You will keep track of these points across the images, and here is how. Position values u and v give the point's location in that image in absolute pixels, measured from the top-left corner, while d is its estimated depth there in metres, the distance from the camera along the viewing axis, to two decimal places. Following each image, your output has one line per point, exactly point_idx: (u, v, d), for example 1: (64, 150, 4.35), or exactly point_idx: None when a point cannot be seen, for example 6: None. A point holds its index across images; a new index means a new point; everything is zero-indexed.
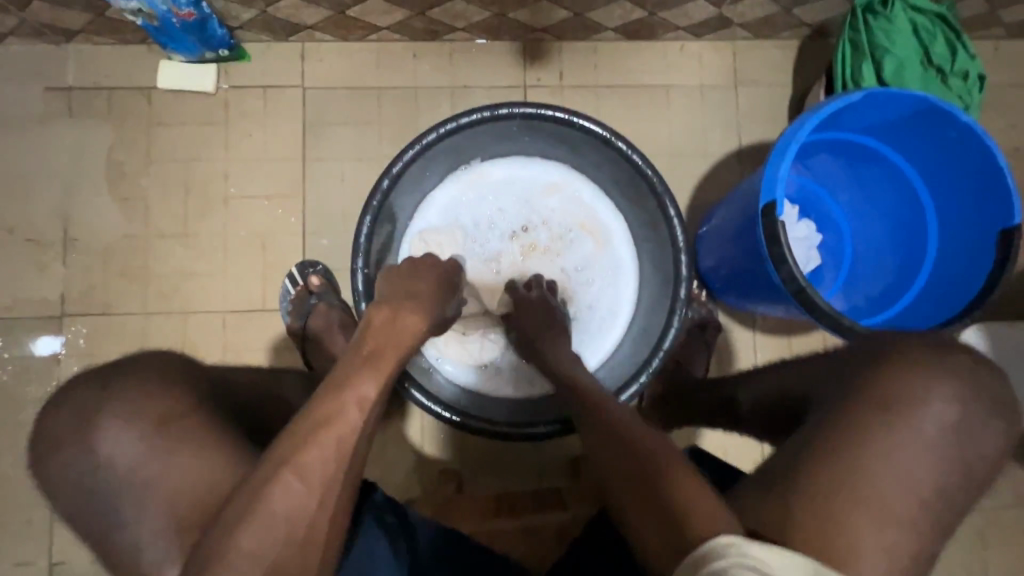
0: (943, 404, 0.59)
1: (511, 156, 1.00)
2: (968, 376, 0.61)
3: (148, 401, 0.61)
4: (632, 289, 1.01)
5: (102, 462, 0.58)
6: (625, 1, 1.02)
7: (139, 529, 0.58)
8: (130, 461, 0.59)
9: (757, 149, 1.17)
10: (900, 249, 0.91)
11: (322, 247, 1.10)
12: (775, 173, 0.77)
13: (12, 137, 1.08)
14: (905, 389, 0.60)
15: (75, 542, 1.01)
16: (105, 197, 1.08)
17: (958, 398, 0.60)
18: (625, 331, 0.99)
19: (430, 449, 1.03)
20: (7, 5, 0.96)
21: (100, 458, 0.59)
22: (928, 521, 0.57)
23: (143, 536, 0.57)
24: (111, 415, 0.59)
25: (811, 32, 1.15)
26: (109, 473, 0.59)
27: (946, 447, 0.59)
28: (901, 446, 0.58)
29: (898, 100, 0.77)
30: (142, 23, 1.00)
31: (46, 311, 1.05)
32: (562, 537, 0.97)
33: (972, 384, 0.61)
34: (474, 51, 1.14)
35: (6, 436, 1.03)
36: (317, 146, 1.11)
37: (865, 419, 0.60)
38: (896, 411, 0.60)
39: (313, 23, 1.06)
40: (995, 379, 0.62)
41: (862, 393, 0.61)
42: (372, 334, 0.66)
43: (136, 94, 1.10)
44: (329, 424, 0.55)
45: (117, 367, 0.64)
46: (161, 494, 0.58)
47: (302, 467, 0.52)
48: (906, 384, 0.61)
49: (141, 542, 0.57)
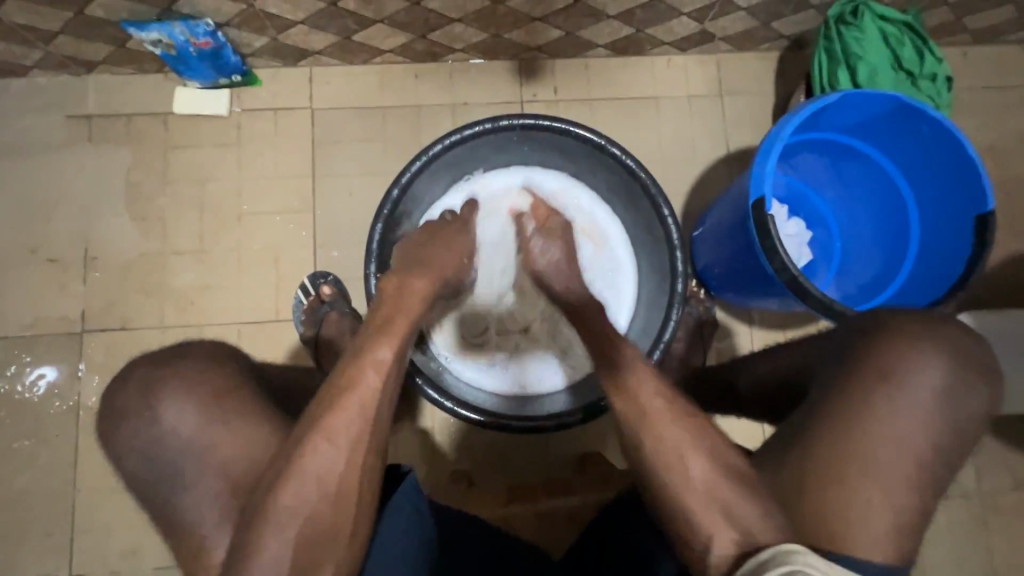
0: (935, 375, 0.63)
1: (512, 167, 1.04)
2: (956, 349, 0.65)
3: (179, 396, 0.64)
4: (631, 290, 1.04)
5: (137, 454, 0.62)
6: (613, 19, 1.10)
7: (173, 517, 0.61)
8: (164, 452, 0.62)
9: (744, 153, 1.23)
10: (887, 240, 0.95)
11: (332, 258, 1.14)
12: (762, 170, 0.82)
13: (34, 163, 1.14)
14: (899, 361, 0.64)
15: (94, 554, 1.03)
16: (123, 217, 1.13)
17: (947, 369, 0.64)
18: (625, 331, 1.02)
19: (442, 450, 1.06)
20: (34, 40, 1.03)
21: (136, 451, 0.62)
22: (920, 485, 0.61)
23: (177, 523, 0.60)
24: (147, 409, 0.63)
25: (790, 43, 1.23)
26: (144, 465, 0.62)
27: (934, 415, 0.62)
28: (896, 412, 0.62)
29: (871, 100, 0.83)
30: (160, 53, 1.07)
31: (66, 328, 1.09)
32: (573, 520, 1.00)
33: (960, 355, 0.65)
34: (472, 70, 1.20)
35: (26, 451, 1.06)
36: (326, 163, 1.17)
37: (865, 391, 0.63)
38: (891, 382, 0.63)
39: (321, 49, 1.13)
40: (977, 346, 0.66)
41: (861, 366, 0.65)
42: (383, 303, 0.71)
43: (153, 119, 1.15)
44: (358, 398, 0.59)
45: (149, 366, 0.68)
46: (195, 482, 0.61)
47: (330, 449, 0.56)
48: (900, 357, 0.64)
49: (175, 529, 0.60)
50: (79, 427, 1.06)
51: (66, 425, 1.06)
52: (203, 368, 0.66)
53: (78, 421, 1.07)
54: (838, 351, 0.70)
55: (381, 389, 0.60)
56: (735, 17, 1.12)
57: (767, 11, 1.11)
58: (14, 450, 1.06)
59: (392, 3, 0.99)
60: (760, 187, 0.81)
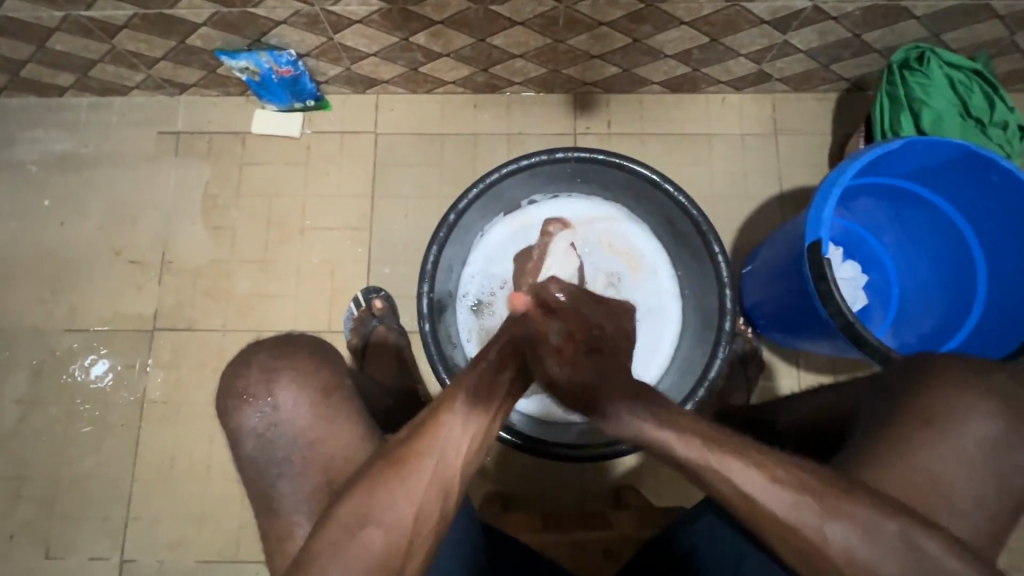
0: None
1: (560, 201, 1.06)
2: None
3: (320, 368, 0.69)
4: (674, 328, 1.04)
5: (279, 409, 0.67)
6: (670, 58, 1.12)
7: (291, 476, 0.64)
8: (270, 429, 0.66)
9: (799, 193, 1.22)
10: (947, 286, 0.98)
11: (384, 275, 1.20)
12: (820, 213, 0.84)
13: (126, 172, 1.25)
14: (1000, 473, 0.60)
15: (147, 539, 1.12)
16: (199, 224, 1.22)
17: None
18: (670, 361, 1.03)
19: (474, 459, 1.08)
20: (138, 64, 1.14)
21: (274, 413, 0.66)
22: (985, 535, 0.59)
23: (299, 482, 0.64)
24: (268, 390, 0.67)
25: (851, 85, 1.21)
26: (279, 420, 0.66)
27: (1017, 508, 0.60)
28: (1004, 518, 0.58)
29: (940, 146, 0.84)
30: (246, 78, 1.16)
31: (141, 325, 1.19)
32: None
33: None
34: (528, 102, 1.25)
35: (97, 435, 1.16)
36: (385, 183, 1.23)
37: None
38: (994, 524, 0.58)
39: (389, 78, 1.20)
40: (991, 379, 0.63)
41: None
42: (463, 395, 0.57)
43: (232, 137, 1.25)
44: (446, 419, 0.56)
45: (288, 345, 0.71)
46: (307, 451, 0.65)
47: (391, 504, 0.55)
48: (1003, 454, 0.60)
49: (291, 491, 0.64)
50: (142, 418, 1.16)
51: (130, 416, 1.16)
52: (317, 362, 0.69)
53: (142, 413, 1.16)
54: (884, 393, 0.66)
55: (455, 443, 0.55)
56: (793, 59, 1.12)
57: (828, 54, 1.10)
58: (83, 436, 1.16)
59: (459, 39, 1.06)
60: (818, 232, 0.84)
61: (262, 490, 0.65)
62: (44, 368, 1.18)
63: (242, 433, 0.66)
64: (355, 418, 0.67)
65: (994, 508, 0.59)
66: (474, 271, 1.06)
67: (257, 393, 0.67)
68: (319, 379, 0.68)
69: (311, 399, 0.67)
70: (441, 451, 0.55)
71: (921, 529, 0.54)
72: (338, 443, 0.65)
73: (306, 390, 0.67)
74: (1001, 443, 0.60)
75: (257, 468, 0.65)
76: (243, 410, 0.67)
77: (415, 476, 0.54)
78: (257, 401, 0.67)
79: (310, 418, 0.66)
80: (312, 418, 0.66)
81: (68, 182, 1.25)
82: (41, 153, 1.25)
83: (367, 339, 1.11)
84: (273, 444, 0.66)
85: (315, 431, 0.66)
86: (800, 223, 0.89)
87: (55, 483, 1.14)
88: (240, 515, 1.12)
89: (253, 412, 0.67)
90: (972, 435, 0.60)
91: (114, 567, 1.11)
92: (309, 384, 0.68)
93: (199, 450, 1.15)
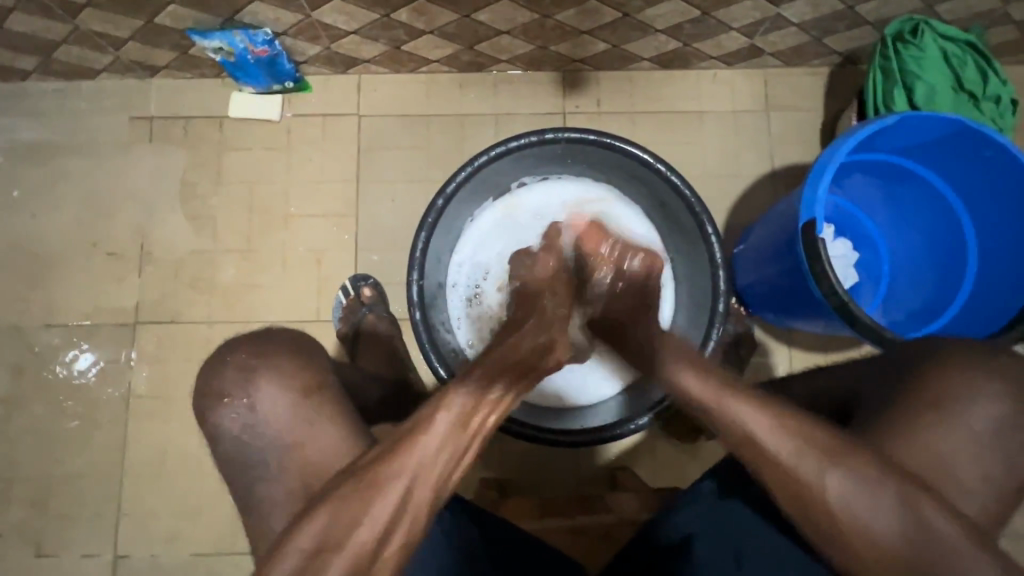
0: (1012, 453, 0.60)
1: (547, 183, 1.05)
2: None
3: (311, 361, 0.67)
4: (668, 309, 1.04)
5: (270, 404, 0.65)
6: (660, 33, 1.09)
7: (284, 471, 0.63)
8: (259, 425, 0.65)
9: (791, 170, 1.21)
10: (937, 263, 0.98)
11: (373, 262, 1.17)
12: (814, 192, 0.83)
13: (98, 160, 1.20)
14: (990, 448, 0.60)
15: (140, 535, 1.11)
16: (179, 214, 1.18)
17: None
18: None
19: None
20: (106, 46, 1.08)
21: (265, 407, 0.65)
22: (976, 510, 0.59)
23: (291, 477, 0.63)
24: (257, 383, 0.65)
25: (843, 59, 1.19)
26: (270, 415, 0.65)
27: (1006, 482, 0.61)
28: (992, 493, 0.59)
29: (934, 122, 0.83)
30: (220, 59, 1.11)
31: (123, 318, 1.16)
32: None
33: None
34: (516, 81, 1.21)
35: (83, 432, 1.13)
36: (370, 167, 1.20)
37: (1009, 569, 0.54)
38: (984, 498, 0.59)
39: (370, 57, 1.15)
40: (984, 357, 0.63)
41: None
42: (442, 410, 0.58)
43: (209, 122, 1.20)
44: (424, 435, 0.57)
45: (277, 339, 0.69)
46: (299, 445, 0.64)
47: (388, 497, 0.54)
48: (994, 431, 0.61)
49: (284, 487, 0.63)
50: (130, 413, 1.13)
51: (116, 412, 1.14)
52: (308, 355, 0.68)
53: (128, 409, 1.14)
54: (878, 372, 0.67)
55: (429, 462, 0.56)
56: (785, 33, 1.10)
57: (821, 27, 1.08)
58: (69, 433, 1.13)
59: (443, 15, 1.01)
60: (813, 211, 0.82)
61: (254, 485, 0.63)
62: (24, 365, 1.15)
63: (236, 424, 0.65)
64: (346, 412, 0.66)
65: (986, 483, 0.60)
66: (463, 256, 1.05)
67: (241, 396, 0.66)
68: (309, 371, 0.66)
69: (304, 392, 0.65)
70: (416, 466, 0.56)
71: (912, 506, 0.55)
72: (331, 437, 0.64)
73: (297, 383, 0.66)
74: (990, 420, 0.61)
75: (250, 464, 0.64)
76: (231, 408, 0.65)
77: (384, 496, 0.55)
78: (249, 393, 0.65)
79: (302, 412, 0.65)
80: (302, 412, 0.65)
81: (38, 171, 1.19)
82: (8, 141, 1.19)
83: (358, 327, 1.09)
84: (264, 439, 0.64)
85: (301, 430, 0.64)
86: (794, 202, 0.88)
87: (43, 481, 1.12)
88: (233, 508, 1.11)
89: (246, 403, 0.65)
90: (961, 412, 0.61)
91: (108, 564, 1.10)
92: (301, 377, 0.66)
93: (189, 444, 1.13)
